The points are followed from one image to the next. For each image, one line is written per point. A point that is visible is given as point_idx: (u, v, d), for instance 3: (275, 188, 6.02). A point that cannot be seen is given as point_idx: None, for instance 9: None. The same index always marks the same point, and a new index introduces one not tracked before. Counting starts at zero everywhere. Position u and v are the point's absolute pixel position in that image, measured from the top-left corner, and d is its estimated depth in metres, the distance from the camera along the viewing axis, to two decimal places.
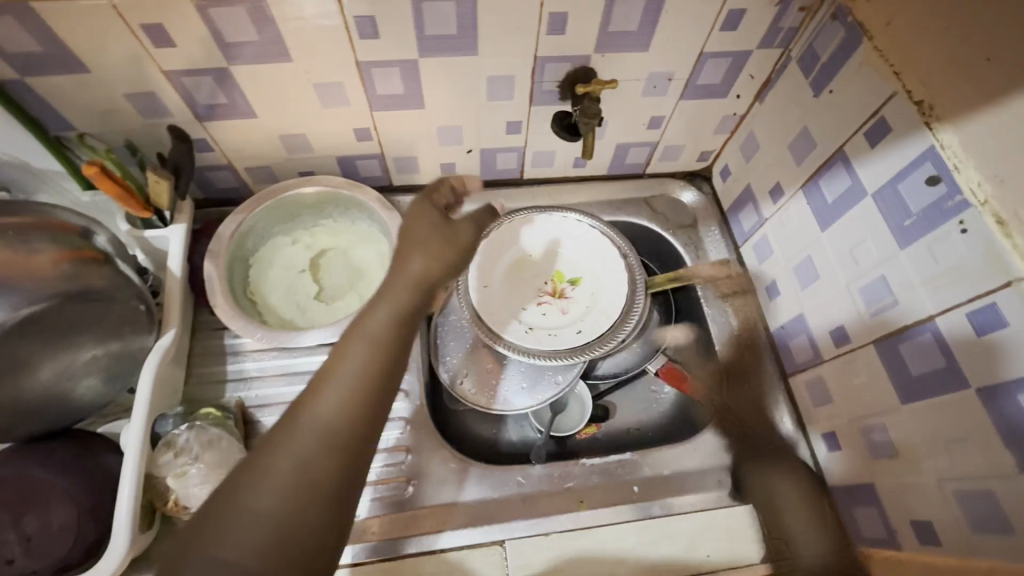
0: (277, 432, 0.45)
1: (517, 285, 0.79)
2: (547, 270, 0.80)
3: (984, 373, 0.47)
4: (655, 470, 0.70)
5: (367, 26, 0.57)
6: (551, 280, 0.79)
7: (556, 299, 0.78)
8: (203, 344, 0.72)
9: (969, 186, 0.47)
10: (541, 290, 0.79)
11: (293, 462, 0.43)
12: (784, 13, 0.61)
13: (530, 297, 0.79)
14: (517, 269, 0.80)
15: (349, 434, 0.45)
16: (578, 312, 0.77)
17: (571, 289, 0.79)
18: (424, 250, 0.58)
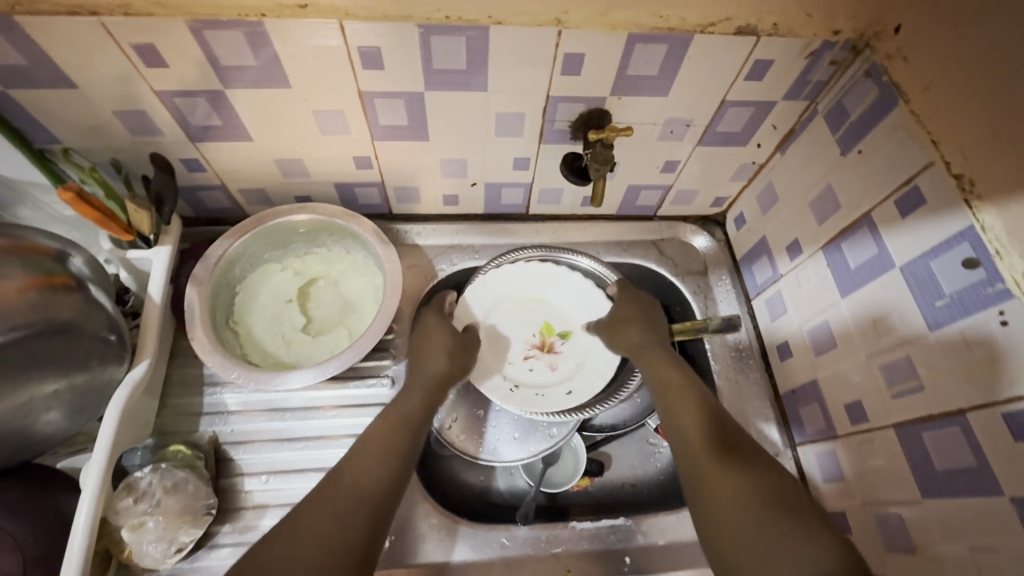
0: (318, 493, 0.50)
1: (501, 336, 0.75)
2: (535, 321, 0.76)
3: (1019, 482, 0.43)
4: (649, 539, 0.66)
5: (372, 57, 0.54)
6: (539, 332, 0.75)
7: (545, 353, 0.74)
8: (180, 372, 0.69)
9: (1012, 275, 0.43)
10: (529, 343, 0.75)
11: (335, 511, 0.48)
12: (813, 66, 0.58)
13: (517, 350, 0.74)
14: (505, 318, 0.75)
15: (381, 497, 0.51)
16: (567, 368, 0.74)
17: (561, 342, 0.75)
18: (439, 350, 0.65)
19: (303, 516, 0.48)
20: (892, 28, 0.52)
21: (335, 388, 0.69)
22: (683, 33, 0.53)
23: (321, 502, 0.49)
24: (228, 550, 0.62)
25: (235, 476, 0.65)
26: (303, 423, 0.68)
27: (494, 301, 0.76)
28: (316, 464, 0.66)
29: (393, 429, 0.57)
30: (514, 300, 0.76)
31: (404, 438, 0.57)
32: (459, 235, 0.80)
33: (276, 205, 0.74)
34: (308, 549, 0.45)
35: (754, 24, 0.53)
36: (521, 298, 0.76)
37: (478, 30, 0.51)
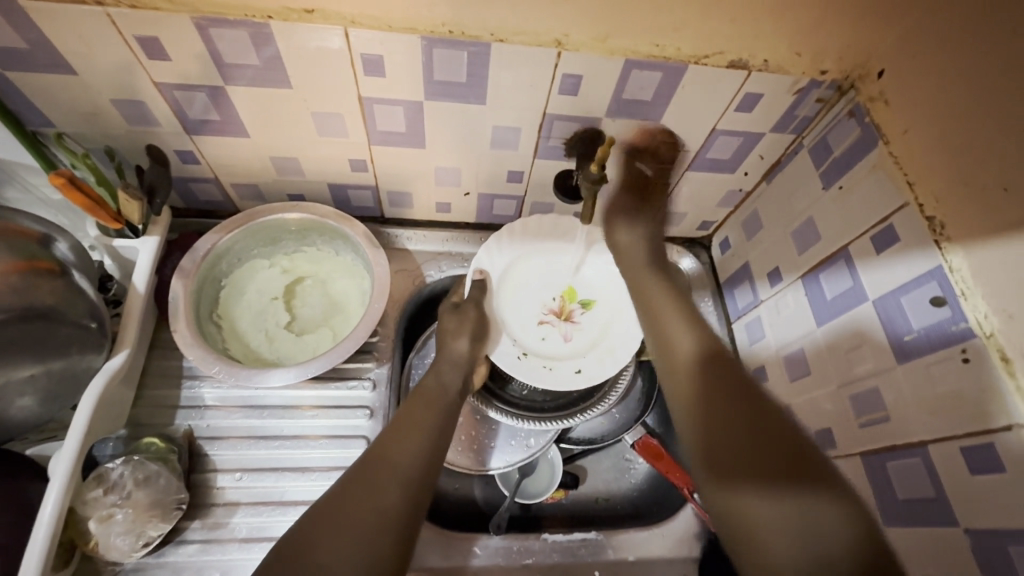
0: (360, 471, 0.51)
1: (519, 297, 0.75)
2: (560, 285, 0.76)
3: (974, 515, 0.45)
4: (619, 555, 0.66)
5: (374, 64, 0.55)
6: (561, 298, 0.76)
7: (561, 322, 0.75)
8: (159, 364, 0.69)
9: (975, 315, 0.45)
10: (547, 308, 0.75)
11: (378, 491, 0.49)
12: (801, 102, 0.60)
13: (534, 314, 0.75)
14: (523, 279, 0.76)
15: (418, 471, 0.52)
16: (580, 343, 0.74)
17: (580, 312, 0.75)
18: (458, 337, 0.68)
19: (346, 496, 0.48)
20: (876, 72, 0.55)
21: (316, 388, 0.69)
22: (678, 63, 0.55)
23: (365, 484, 0.49)
24: (196, 547, 0.61)
25: (208, 472, 0.65)
26: (281, 422, 0.68)
27: (511, 262, 0.75)
28: (291, 463, 0.66)
29: (421, 411, 0.59)
30: (535, 261, 0.76)
31: (433, 418, 0.59)
32: (450, 243, 0.81)
33: (268, 201, 0.74)
34: (353, 524, 0.46)
35: (746, 59, 0.55)
36: (541, 263, 0.76)
37: (480, 46, 0.53)
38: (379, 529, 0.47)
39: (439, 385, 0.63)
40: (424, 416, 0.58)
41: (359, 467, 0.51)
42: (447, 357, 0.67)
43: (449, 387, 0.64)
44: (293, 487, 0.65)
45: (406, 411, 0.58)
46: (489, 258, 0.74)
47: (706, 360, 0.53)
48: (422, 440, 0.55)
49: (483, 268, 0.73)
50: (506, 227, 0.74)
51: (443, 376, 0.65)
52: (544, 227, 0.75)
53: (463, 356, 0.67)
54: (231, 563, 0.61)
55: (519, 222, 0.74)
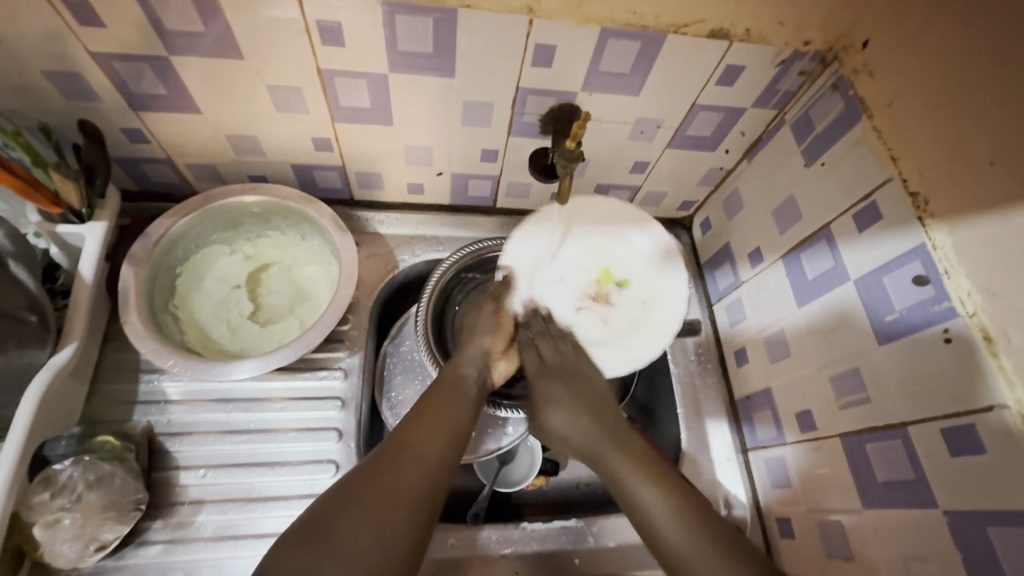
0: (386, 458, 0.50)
1: (554, 285, 0.71)
2: (593, 268, 0.72)
3: (955, 496, 0.44)
4: (600, 542, 0.66)
5: (332, 32, 0.51)
6: (597, 281, 0.72)
7: (600, 303, 0.71)
8: (114, 358, 0.65)
9: (959, 294, 0.44)
10: (585, 292, 0.71)
11: (399, 477, 0.48)
12: (783, 75, 0.58)
13: (571, 300, 0.71)
14: (557, 266, 0.71)
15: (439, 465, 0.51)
16: (623, 321, 0.70)
17: (617, 292, 0.72)
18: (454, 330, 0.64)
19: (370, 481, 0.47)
20: (860, 43, 0.53)
21: (286, 379, 0.66)
22: (656, 33, 0.52)
23: (387, 470, 0.48)
24: (159, 548, 0.59)
25: (170, 470, 0.62)
26: (248, 415, 0.65)
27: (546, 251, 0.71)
28: (259, 458, 0.63)
29: (446, 399, 0.57)
30: (575, 245, 0.72)
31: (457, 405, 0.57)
32: (424, 226, 0.77)
33: (228, 183, 0.70)
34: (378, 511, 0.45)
35: (727, 29, 0.52)
36: (555, 251, 0.71)
37: (445, 12, 0.49)
38: (401, 514, 0.46)
39: (442, 381, 0.60)
40: (447, 406, 0.56)
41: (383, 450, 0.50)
42: (467, 351, 0.62)
43: (466, 378, 0.60)
44: (261, 482, 0.62)
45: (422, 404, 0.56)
46: (514, 253, 0.69)
47: (665, 484, 0.52)
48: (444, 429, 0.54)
49: (510, 264, 0.69)
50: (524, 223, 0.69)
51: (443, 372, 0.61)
52: (577, 207, 0.70)
53: (480, 350, 0.62)
54: (196, 564, 0.58)
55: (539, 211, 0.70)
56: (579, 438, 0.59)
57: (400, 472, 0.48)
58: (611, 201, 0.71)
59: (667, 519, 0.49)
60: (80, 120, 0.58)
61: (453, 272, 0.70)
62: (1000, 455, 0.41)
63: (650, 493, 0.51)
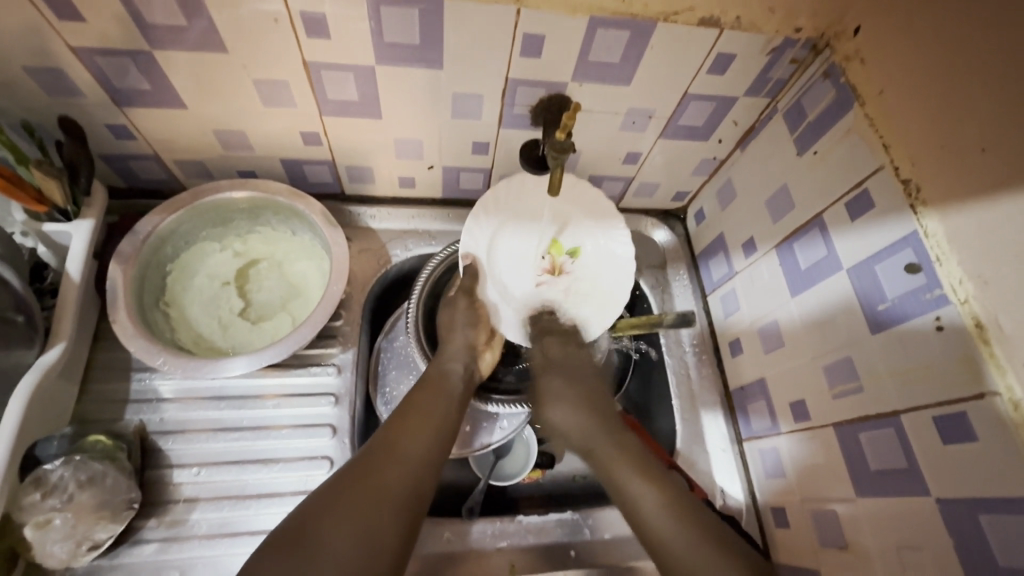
0: (368, 459, 0.50)
1: (507, 264, 0.70)
2: (543, 241, 0.71)
3: (947, 484, 0.44)
4: (596, 534, 0.66)
5: (317, 24, 0.50)
6: (548, 254, 0.71)
7: (556, 276, 0.71)
8: (104, 357, 0.65)
9: (950, 282, 0.44)
10: (539, 268, 0.71)
11: (384, 475, 0.49)
12: (775, 63, 0.57)
13: (528, 277, 0.71)
14: (507, 246, 0.70)
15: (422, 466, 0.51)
16: (581, 290, 0.71)
17: (570, 262, 0.71)
18: None
19: (352, 482, 0.48)
20: (852, 29, 0.52)
21: (279, 375, 0.66)
22: (645, 21, 0.51)
23: (371, 470, 0.49)
24: (154, 546, 0.58)
25: (164, 468, 0.61)
26: (241, 412, 0.64)
27: (495, 233, 0.70)
28: (253, 455, 0.63)
29: (430, 399, 0.57)
30: (519, 221, 0.70)
31: (440, 405, 0.57)
32: (416, 220, 0.77)
33: (217, 178, 0.69)
34: (361, 511, 0.46)
35: (718, 16, 0.52)
36: (518, 232, 0.71)
37: (431, 3, 0.48)
38: (382, 514, 0.46)
39: (437, 376, 0.60)
40: (431, 405, 0.57)
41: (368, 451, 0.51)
42: (449, 349, 0.62)
43: (451, 373, 0.61)
44: (256, 479, 0.62)
45: (420, 401, 0.57)
46: (471, 239, 0.67)
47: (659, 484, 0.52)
48: (428, 429, 0.55)
49: (469, 252, 0.67)
50: (472, 215, 0.67)
51: (438, 366, 0.61)
52: (505, 193, 0.68)
53: (462, 346, 0.63)
54: (190, 562, 0.58)
55: (483, 201, 0.68)
56: (582, 436, 0.58)
57: (386, 470, 0.49)
58: (523, 176, 0.68)
59: (659, 514, 0.50)
60: (60, 117, 0.57)
61: (443, 268, 0.70)
62: (992, 442, 0.41)
63: (640, 486, 0.52)
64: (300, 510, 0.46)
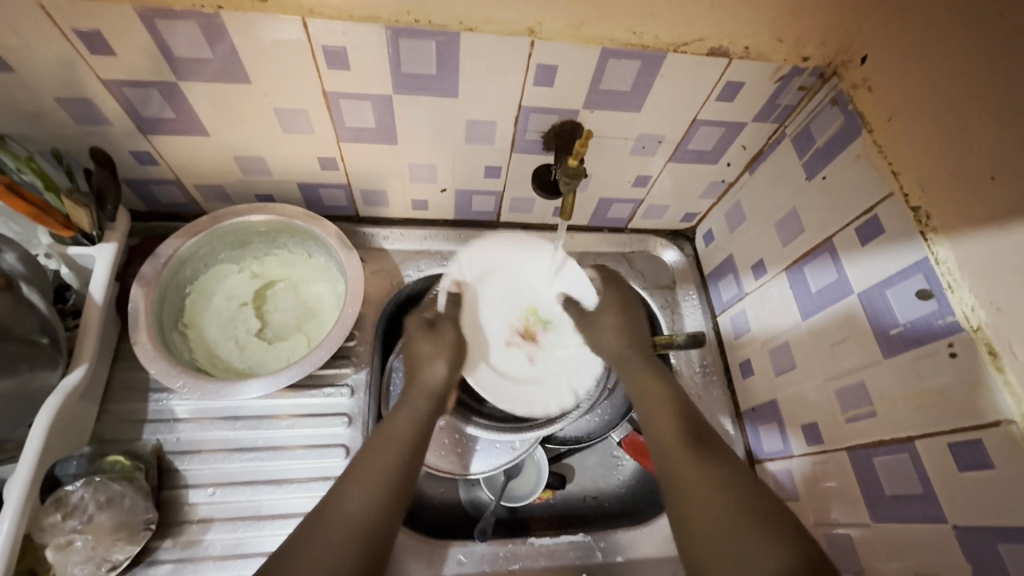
0: (310, 528, 0.46)
1: (482, 315, 0.70)
2: (521, 303, 0.71)
3: (963, 510, 0.44)
4: (608, 556, 0.66)
5: (337, 56, 0.52)
6: (524, 317, 0.71)
7: (526, 342, 0.70)
8: (123, 378, 0.66)
9: (962, 308, 0.44)
10: (511, 328, 0.70)
11: (326, 545, 0.44)
12: (783, 90, 0.59)
13: (498, 334, 0.70)
14: (491, 292, 0.71)
15: (373, 521, 0.47)
16: (544, 364, 0.70)
17: (543, 332, 0.70)
18: (436, 355, 0.62)
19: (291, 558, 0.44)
20: (859, 58, 0.53)
21: (293, 396, 0.67)
22: (656, 51, 0.52)
23: (314, 536, 0.45)
24: (168, 567, 0.59)
25: (180, 488, 0.62)
26: (256, 433, 0.65)
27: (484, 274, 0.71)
28: (268, 476, 0.64)
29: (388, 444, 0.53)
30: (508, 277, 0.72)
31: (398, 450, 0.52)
32: (428, 241, 0.78)
33: (235, 201, 0.71)
34: None
35: (726, 46, 0.53)
36: (507, 285, 0.71)
37: (448, 36, 0.50)
38: None
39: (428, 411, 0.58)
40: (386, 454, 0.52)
41: (303, 526, 0.46)
42: (418, 385, 0.59)
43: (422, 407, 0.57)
44: (270, 499, 0.63)
45: (363, 455, 0.52)
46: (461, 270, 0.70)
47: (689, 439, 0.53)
48: (382, 480, 0.49)
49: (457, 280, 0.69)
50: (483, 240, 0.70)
51: (423, 397, 0.58)
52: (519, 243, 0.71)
53: (435, 384, 0.60)
54: None
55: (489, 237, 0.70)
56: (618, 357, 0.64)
57: (327, 546, 0.44)
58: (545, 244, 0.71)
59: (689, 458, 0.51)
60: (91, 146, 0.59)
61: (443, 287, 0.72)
62: (1008, 470, 0.41)
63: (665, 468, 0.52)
64: None
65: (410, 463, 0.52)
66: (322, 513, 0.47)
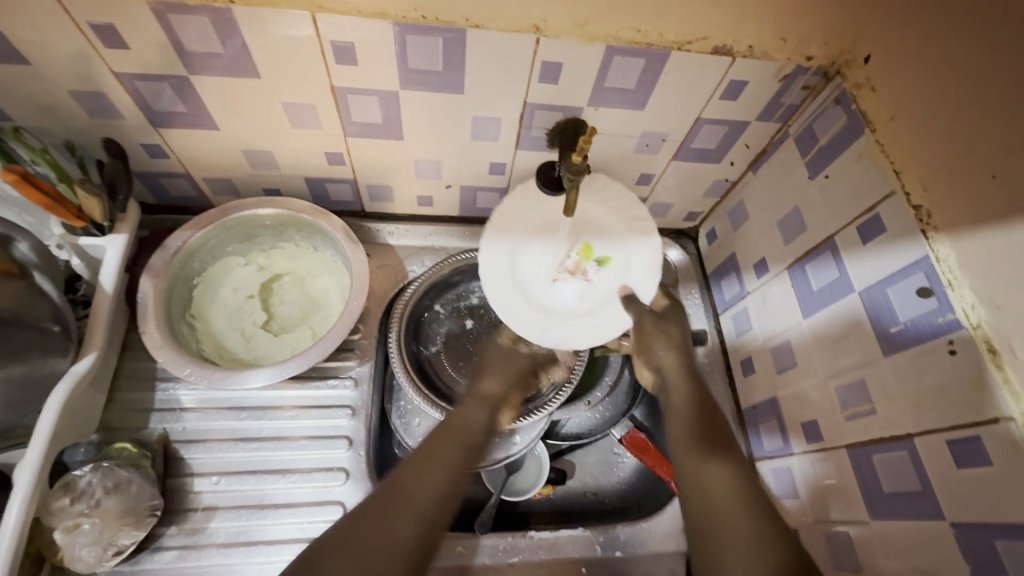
0: (380, 504, 0.49)
1: (529, 267, 0.70)
2: (574, 241, 0.70)
3: (961, 507, 0.44)
4: (606, 550, 0.66)
5: (346, 52, 0.53)
6: (577, 255, 0.70)
7: (576, 277, 0.69)
8: (131, 367, 0.67)
9: (962, 305, 0.44)
10: (562, 265, 0.70)
11: (392, 522, 0.48)
12: (787, 89, 0.59)
13: (548, 270, 0.70)
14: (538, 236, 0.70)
15: (435, 504, 0.51)
16: (593, 299, 0.69)
17: (596, 270, 0.69)
18: (494, 373, 0.64)
19: (357, 528, 0.48)
20: (862, 58, 0.54)
21: (297, 387, 0.67)
22: (660, 49, 0.53)
23: (382, 511, 0.49)
24: (173, 554, 0.60)
25: (185, 476, 0.63)
26: (261, 423, 0.66)
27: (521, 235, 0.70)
28: (272, 465, 0.64)
29: (450, 440, 0.56)
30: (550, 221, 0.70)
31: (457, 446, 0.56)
32: (432, 237, 0.79)
33: (242, 195, 0.72)
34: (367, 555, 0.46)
35: (730, 45, 0.53)
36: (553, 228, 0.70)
37: (455, 32, 0.51)
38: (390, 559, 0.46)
39: (463, 423, 0.59)
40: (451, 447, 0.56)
41: (371, 500, 0.50)
42: (473, 395, 0.62)
43: (473, 425, 0.59)
44: (274, 488, 0.63)
45: (432, 445, 0.55)
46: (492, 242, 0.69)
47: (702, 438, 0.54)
48: (444, 469, 0.53)
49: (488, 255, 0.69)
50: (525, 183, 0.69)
51: (467, 414, 0.60)
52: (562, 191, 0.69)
53: (490, 396, 0.63)
54: (208, 570, 0.60)
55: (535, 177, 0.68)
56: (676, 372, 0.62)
57: (393, 522, 0.48)
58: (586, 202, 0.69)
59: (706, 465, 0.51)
60: (104, 138, 0.60)
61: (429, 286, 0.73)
62: (1006, 467, 0.41)
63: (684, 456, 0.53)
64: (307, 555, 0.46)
65: (467, 459, 0.56)
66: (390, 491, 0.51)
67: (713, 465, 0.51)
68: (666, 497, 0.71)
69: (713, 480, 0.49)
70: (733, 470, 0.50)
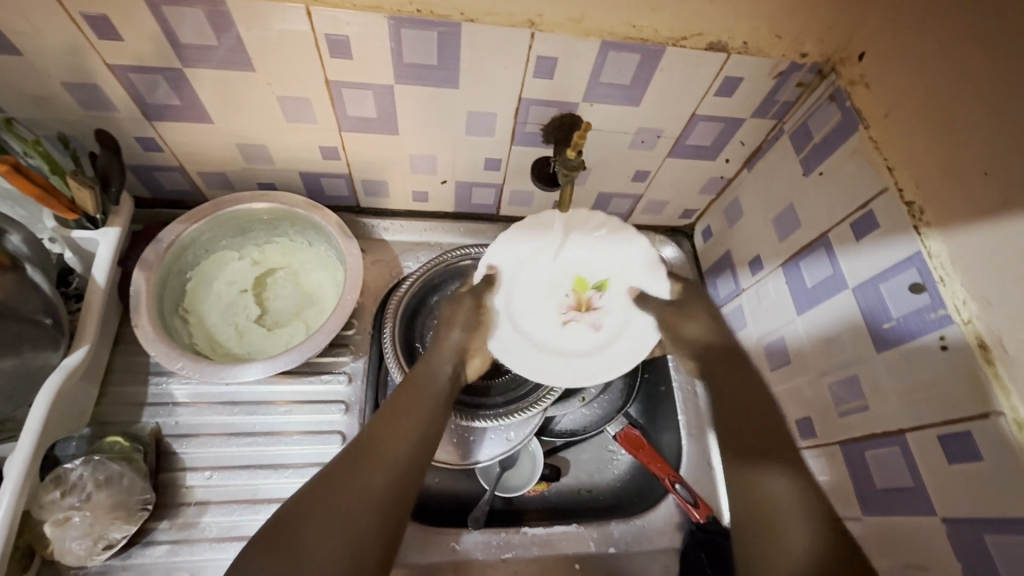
0: (354, 459, 0.51)
1: (530, 311, 0.70)
2: (568, 278, 0.71)
3: (952, 503, 0.45)
4: (599, 546, 0.66)
5: (341, 45, 0.52)
6: (572, 291, 0.71)
7: (583, 313, 0.70)
8: (124, 361, 0.66)
9: (954, 301, 0.45)
10: (563, 306, 0.70)
11: (364, 477, 0.50)
12: (781, 86, 0.59)
13: (552, 315, 0.70)
14: (530, 276, 0.71)
15: (407, 464, 0.52)
16: (609, 328, 0.69)
17: (598, 296, 0.70)
18: (460, 324, 0.64)
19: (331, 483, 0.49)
20: (856, 55, 0.54)
21: (291, 382, 0.67)
22: (656, 45, 0.53)
23: (352, 469, 0.50)
24: (165, 548, 0.60)
25: (178, 471, 0.63)
26: (254, 418, 0.66)
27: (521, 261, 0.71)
28: (264, 460, 0.64)
29: (415, 405, 0.57)
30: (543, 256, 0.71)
31: (424, 410, 0.56)
32: (428, 233, 0.79)
33: (237, 189, 0.71)
34: (342, 514, 0.47)
35: (725, 41, 0.53)
36: (542, 255, 0.71)
37: (450, 26, 0.51)
38: (365, 514, 0.47)
39: (428, 376, 0.60)
40: (412, 412, 0.56)
41: (343, 458, 0.51)
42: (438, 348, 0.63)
43: (439, 375, 0.60)
44: (267, 483, 0.63)
45: (393, 406, 0.56)
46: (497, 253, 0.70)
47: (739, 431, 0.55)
48: (412, 427, 0.54)
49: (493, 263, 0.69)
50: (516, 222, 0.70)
51: (432, 366, 0.61)
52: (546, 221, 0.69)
53: (454, 346, 0.63)
54: (200, 564, 0.59)
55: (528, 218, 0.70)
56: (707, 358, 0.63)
57: (366, 477, 0.50)
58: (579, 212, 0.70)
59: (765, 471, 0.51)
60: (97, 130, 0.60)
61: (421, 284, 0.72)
62: (996, 462, 0.41)
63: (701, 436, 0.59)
64: (278, 520, 0.46)
65: (431, 420, 0.56)
66: (357, 459, 0.51)
67: (766, 472, 0.51)
68: (660, 495, 0.71)
69: (769, 488, 0.50)
70: (790, 477, 0.50)
